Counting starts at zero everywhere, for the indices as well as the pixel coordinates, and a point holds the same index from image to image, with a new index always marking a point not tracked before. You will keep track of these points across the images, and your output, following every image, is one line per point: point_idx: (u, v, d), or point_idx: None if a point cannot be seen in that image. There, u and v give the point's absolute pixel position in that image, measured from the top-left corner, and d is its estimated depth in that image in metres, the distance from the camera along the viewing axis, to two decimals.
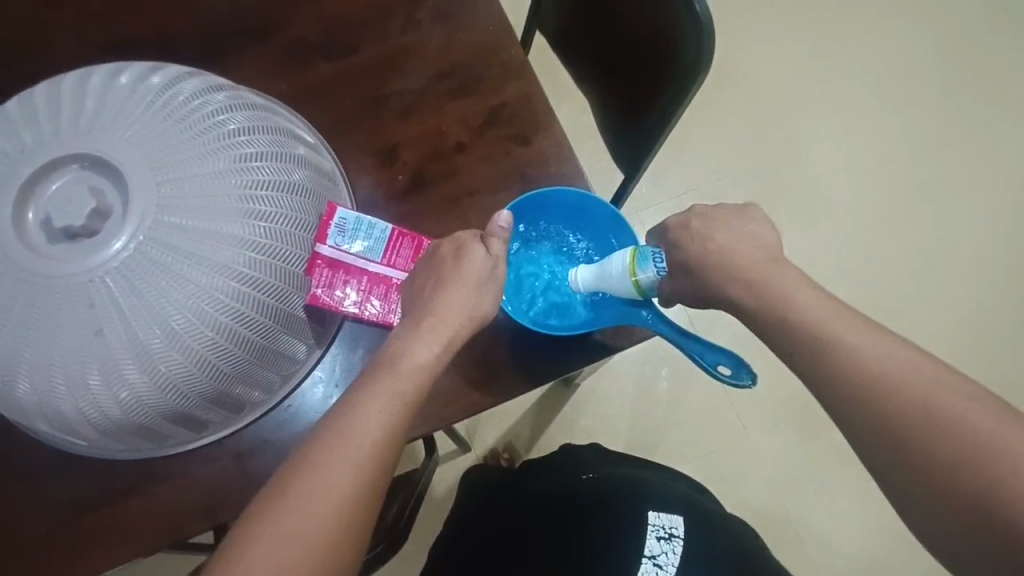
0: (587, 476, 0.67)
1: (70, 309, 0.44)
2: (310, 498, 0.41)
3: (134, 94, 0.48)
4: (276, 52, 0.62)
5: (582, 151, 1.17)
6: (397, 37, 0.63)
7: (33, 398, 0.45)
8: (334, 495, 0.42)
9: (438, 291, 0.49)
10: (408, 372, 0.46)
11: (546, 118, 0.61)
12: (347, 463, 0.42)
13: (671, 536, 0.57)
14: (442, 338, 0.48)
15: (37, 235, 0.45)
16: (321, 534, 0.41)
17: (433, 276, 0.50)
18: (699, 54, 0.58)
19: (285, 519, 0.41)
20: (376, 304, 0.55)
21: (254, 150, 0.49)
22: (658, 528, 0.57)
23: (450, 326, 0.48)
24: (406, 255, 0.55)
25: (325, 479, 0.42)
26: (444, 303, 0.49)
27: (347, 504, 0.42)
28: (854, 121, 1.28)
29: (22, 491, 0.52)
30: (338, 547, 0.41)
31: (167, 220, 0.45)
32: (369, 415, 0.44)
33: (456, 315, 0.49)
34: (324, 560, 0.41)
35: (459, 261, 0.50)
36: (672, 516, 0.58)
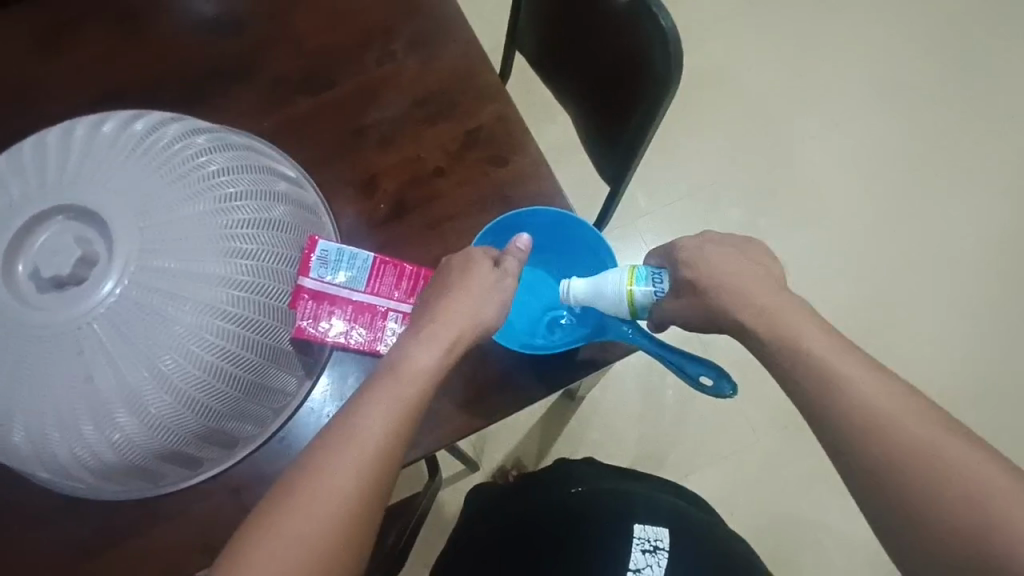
0: (576, 489, 0.67)
1: (60, 356, 0.45)
2: (310, 510, 0.42)
3: (117, 143, 0.49)
4: (256, 91, 0.64)
5: (573, 167, 1.18)
6: (375, 67, 0.64)
7: (29, 446, 0.46)
8: (330, 508, 0.42)
9: (444, 300, 0.50)
10: (412, 377, 0.46)
11: (523, 138, 0.62)
12: (345, 474, 0.43)
13: (656, 548, 0.59)
14: (442, 343, 0.48)
15: (27, 286, 0.46)
16: (322, 545, 0.41)
17: (441, 286, 0.51)
18: (670, 68, 0.59)
19: (285, 534, 0.41)
20: (364, 332, 0.56)
21: (235, 189, 0.51)
22: (643, 541, 0.59)
23: (451, 334, 0.48)
24: (389, 282, 0.56)
25: (326, 484, 0.42)
26: (444, 313, 0.49)
27: (346, 515, 0.42)
28: (844, 117, 1.28)
29: (28, 536, 0.53)
30: (340, 556, 0.42)
31: (151, 265, 0.46)
32: (369, 424, 0.44)
33: (458, 323, 0.49)
34: (323, 561, 0.41)
35: (466, 272, 0.51)
36: (658, 528, 0.60)
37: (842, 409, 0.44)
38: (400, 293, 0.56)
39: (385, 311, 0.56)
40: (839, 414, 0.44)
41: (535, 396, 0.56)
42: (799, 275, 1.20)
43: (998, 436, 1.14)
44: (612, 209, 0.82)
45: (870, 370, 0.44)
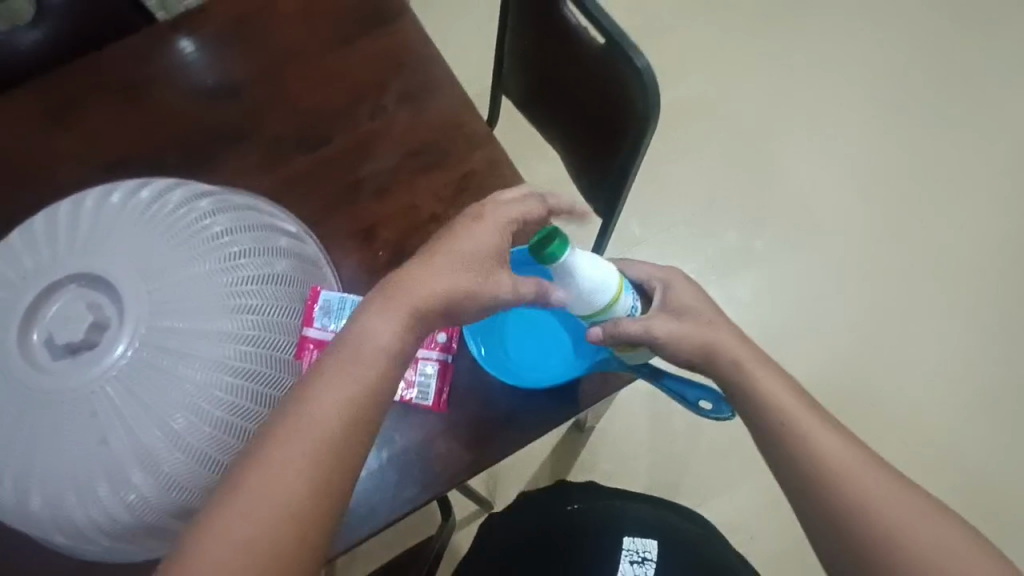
0: (570, 506, 0.69)
1: (75, 421, 0.46)
2: (258, 503, 0.41)
3: (125, 211, 0.52)
4: (255, 151, 0.67)
5: (565, 202, 1.21)
6: (368, 122, 0.67)
7: (45, 512, 0.47)
8: (276, 501, 0.41)
9: (423, 265, 0.47)
10: (366, 356, 0.45)
11: (513, 181, 0.65)
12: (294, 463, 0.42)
13: (645, 559, 0.66)
14: (402, 318, 0.46)
15: (41, 354, 0.48)
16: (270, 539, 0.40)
17: (432, 247, 0.49)
18: (649, 106, 0.61)
19: (231, 527, 0.40)
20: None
21: (238, 248, 0.52)
22: (632, 552, 0.66)
23: (414, 300, 0.46)
24: None
25: (276, 467, 0.42)
26: (425, 270, 0.47)
27: (294, 506, 0.41)
28: (829, 136, 1.31)
29: None
30: (292, 553, 0.40)
31: (160, 325, 0.48)
32: (323, 400, 0.43)
33: (433, 284, 0.47)
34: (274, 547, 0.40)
35: (456, 237, 0.49)
36: (647, 540, 0.66)
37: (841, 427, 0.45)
38: None
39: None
40: None
41: (539, 430, 0.56)
42: (796, 292, 1.21)
43: (1009, 442, 1.14)
44: (605, 241, 0.83)
45: None
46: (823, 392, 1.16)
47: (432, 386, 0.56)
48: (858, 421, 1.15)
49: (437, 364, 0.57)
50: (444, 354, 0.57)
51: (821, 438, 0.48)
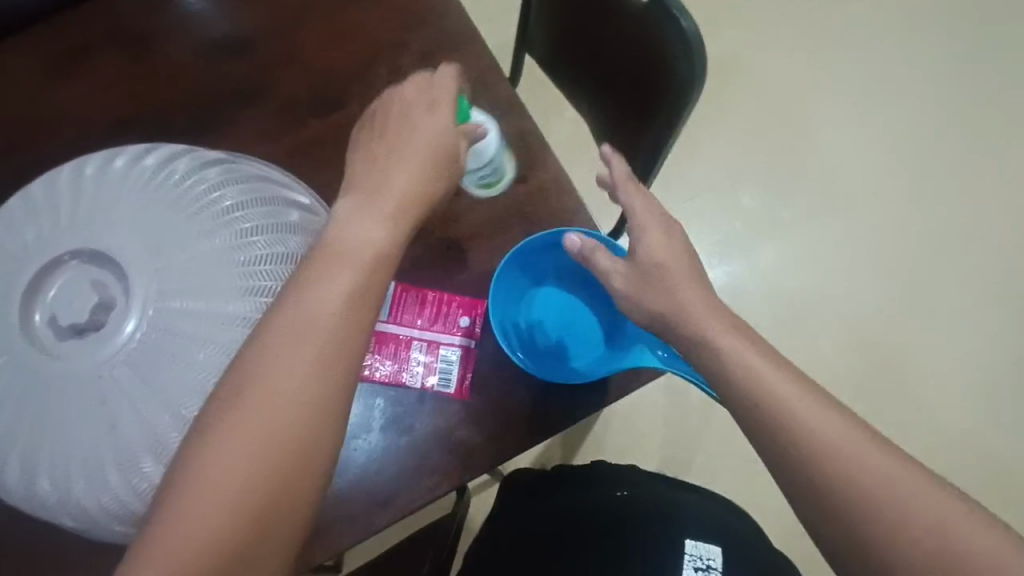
0: (621, 493, 0.70)
1: (81, 406, 0.44)
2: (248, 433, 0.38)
3: (128, 180, 0.48)
4: (267, 114, 0.62)
5: (585, 167, 1.16)
6: (386, 84, 0.63)
7: (55, 496, 0.45)
8: (266, 429, 0.38)
9: (388, 167, 0.47)
10: (342, 258, 0.42)
11: (542, 152, 0.60)
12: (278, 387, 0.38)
13: (709, 568, 0.58)
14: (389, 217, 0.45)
15: (46, 334, 0.46)
16: (270, 465, 0.37)
17: (381, 148, 0.48)
18: (693, 74, 0.56)
19: (222, 454, 0.37)
20: (390, 364, 0.56)
21: (250, 224, 0.49)
22: (695, 559, 0.59)
23: (397, 203, 0.45)
24: (411, 310, 0.57)
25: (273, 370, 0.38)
26: (390, 176, 0.46)
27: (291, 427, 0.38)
28: (866, 103, 1.24)
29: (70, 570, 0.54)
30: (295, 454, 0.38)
31: (170, 307, 0.45)
32: (309, 301, 0.40)
33: (403, 188, 0.46)
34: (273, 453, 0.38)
35: (406, 137, 0.48)
36: (710, 547, 0.60)
37: None
38: (422, 321, 0.57)
39: (411, 341, 0.56)
40: None
41: (564, 420, 0.54)
42: (822, 267, 1.17)
43: None
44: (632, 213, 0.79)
45: None
46: (848, 369, 1.13)
47: (456, 371, 0.55)
48: (880, 399, 1.12)
49: (460, 349, 0.56)
50: (468, 338, 0.56)
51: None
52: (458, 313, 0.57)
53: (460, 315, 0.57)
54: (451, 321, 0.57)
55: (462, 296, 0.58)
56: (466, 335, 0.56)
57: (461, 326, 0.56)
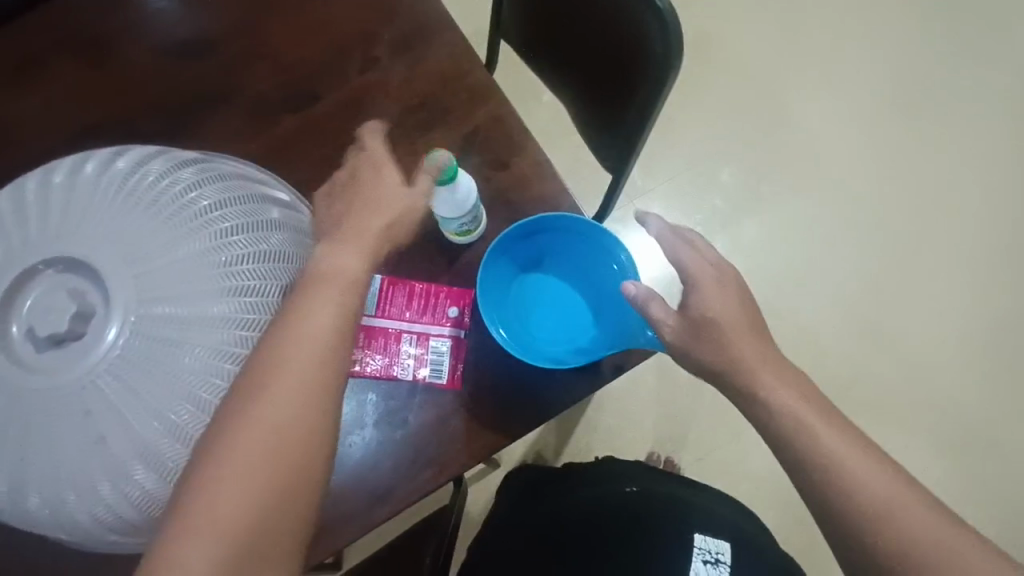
0: (631, 487, 0.71)
1: (67, 419, 0.43)
2: (253, 453, 0.40)
3: (99, 186, 0.47)
4: (239, 112, 0.61)
5: (565, 152, 1.16)
6: (360, 76, 0.61)
7: (46, 512, 0.45)
8: (269, 450, 0.40)
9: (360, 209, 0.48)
10: (331, 285, 0.44)
11: (521, 138, 0.60)
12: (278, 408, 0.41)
13: (718, 561, 0.63)
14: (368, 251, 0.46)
15: (25, 347, 0.44)
16: (273, 484, 0.40)
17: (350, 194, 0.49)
18: (669, 53, 0.56)
19: (230, 474, 0.39)
20: (382, 359, 0.55)
21: (229, 224, 0.48)
22: (705, 553, 0.64)
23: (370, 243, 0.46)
24: (400, 303, 0.56)
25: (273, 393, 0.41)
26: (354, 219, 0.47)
27: (294, 442, 0.41)
28: (839, 75, 1.25)
29: None
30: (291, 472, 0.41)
31: (151, 313, 0.44)
32: (306, 326, 0.42)
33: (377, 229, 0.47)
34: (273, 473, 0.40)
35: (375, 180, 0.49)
36: (719, 542, 0.65)
37: None
38: (411, 313, 0.56)
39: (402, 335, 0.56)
40: None
41: (559, 406, 0.54)
42: (804, 241, 1.18)
43: (1015, 383, 1.14)
44: (616, 195, 0.79)
45: None
46: (834, 340, 1.14)
47: (447, 361, 0.55)
48: (867, 368, 1.14)
49: (450, 340, 0.56)
50: (458, 327, 0.56)
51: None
52: (447, 303, 0.56)
53: (449, 305, 0.56)
54: (441, 311, 0.56)
55: (451, 286, 0.57)
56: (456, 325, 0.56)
57: (451, 316, 0.56)
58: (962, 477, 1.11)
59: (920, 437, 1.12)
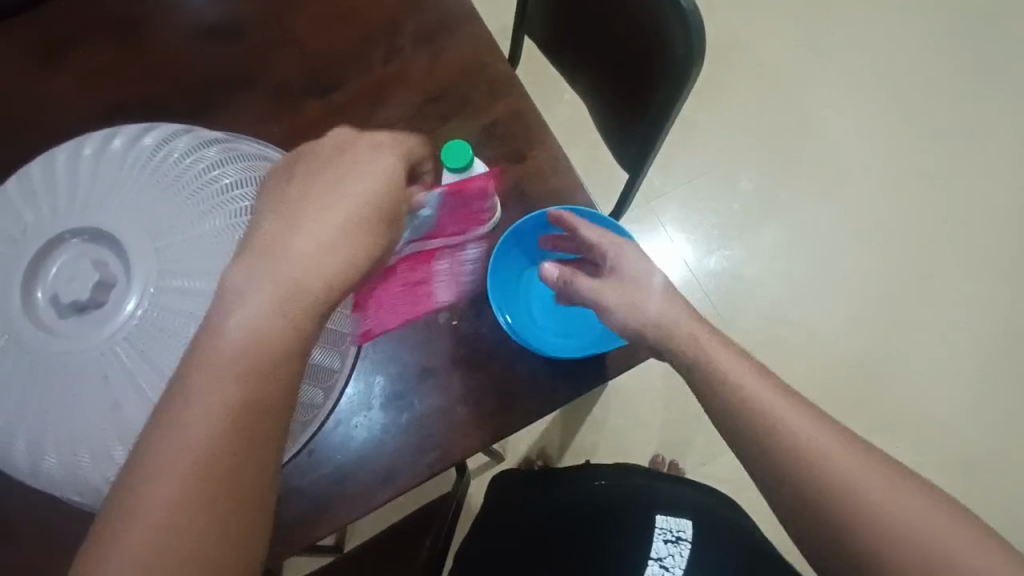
0: (599, 482, 0.72)
1: (85, 385, 0.44)
2: (172, 509, 0.35)
3: (127, 161, 0.48)
4: (264, 97, 0.62)
5: (583, 151, 1.16)
6: (382, 64, 0.62)
7: (62, 472, 0.46)
8: (211, 495, 0.36)
9: (317, 216, 0.41)
10: (283, 316, 0.39)
11: (539, 133, 0.60)
12: (198, 446, 0.36)
13: (679, 539, 0.66)
14: (321, 270, 0.40)
15: (47, 313, 0.46)
16: (206, 535, 0.35)
17: (312, 191, 0.42)
18: (690, 51, 0.56)
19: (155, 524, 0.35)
20: (415, 283, 0.55)
21: (249, 203, 0.49)
22: (666, 532, 0.67)
23: (334, 256, 0.41)
24: (453, 221, 0.55)
25: (199, 429, 0.36)
26: (302, 232, 0.41)
27: (223, 504, 0.36)
28: (863, 84, 1.24)
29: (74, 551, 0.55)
30: (229, 520, 0.36)
31: (170, 286, 0.45)
32: (241, 366, 0.38)
33: (342, 239, 0.41)
34: (207, 524, 0.36)
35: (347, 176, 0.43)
36: (680, 520, 0.67)
37: None
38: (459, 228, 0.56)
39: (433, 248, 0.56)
40: None
41: (563, 398, 0.55)
42: (820, 249, 1.17)
43: None
44: (632, 193, 0.80)
45: None
46: (846, 351, 1.13)
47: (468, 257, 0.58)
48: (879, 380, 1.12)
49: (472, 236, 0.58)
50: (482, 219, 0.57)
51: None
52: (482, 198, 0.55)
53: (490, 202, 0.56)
54: (478, 205, 0.56)
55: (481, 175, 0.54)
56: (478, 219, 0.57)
57: (483, 210, 0.57)
58: (972, 495, 1.09)
59: (931, 452, 1.10)
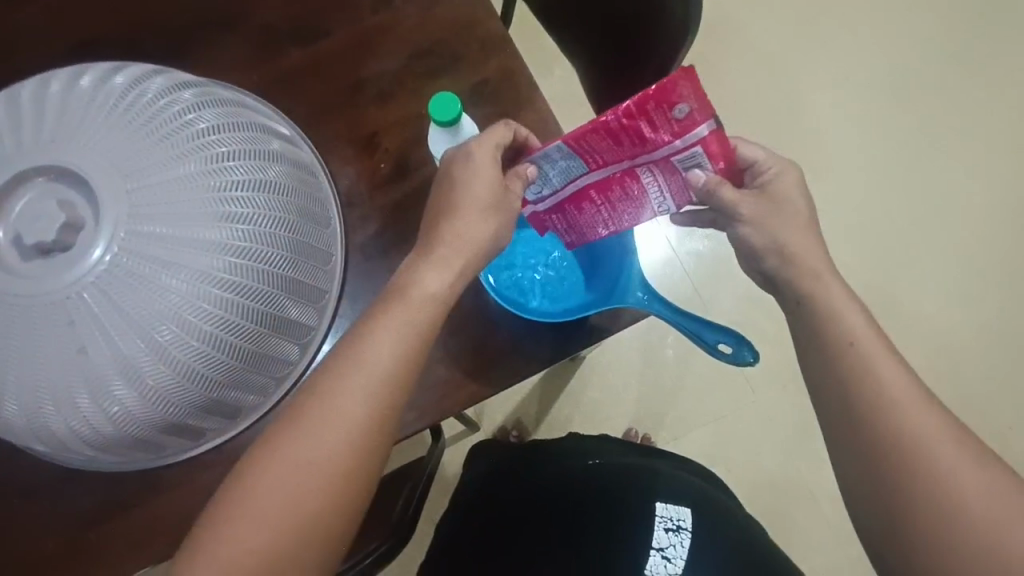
0: (593, 461, 0.72)
1: (50, 329, 0.43)
2: (302, 471, 0.43)
3: (97, 98, 0.46)
4: (246, 42, 0.60)
5: (572, 121, 1.14)
6: (371, 14, 0.60)
7: (24, 420, 0.45)
8: (335, 464, 0.43)
9: (448, 218, 0.49)
10: (413, 302, 0.47)
11: (530, 94, 0.59)
12: (343, 422, 0.44)
13: (679, 528, 0.64)
14: (452, 267, 0.48)
15: (9, 253, 0.44)
16: (330, 494, 0.43)
17: (446, 197, 0.50)
18: (687, 17, 0.56)
19: (286, 478, 0.43)
20: (632, 200, 0.50)
21: (226, 149, 0.47)
22: (666, 519, 0.64)
23: (462, 250, 0.48)
24: (605, 148, 0.45)
25: (337, 405, 0.44)
26: (454, 229, 0.49)
27: (345, 476, 0.43)
28: (858, 65, 1.21)
29: (39, 500, 0.54)
30: (344, 484, 0.43)
31: (140, 230, 0.43)
32: (370, 354, 0.45)
33: (467, 238, 0.49)
34: (337, 488, 0.43)
35: (473, 174, 0.49)
36: (681, 509, 0.65)
37: (854, 389, 0.46)
38: (628, 150, 0.45)
39: (640, 166, 0.47)
40: (854, 393, 0.46)
41: (544, 363, 0.55)
42: None
43: None
44: None
45: (879, 353, 0.46)
46: None
47: (711, 164, 0.46)
48: None
49: (711, 130, 0.43)
50: (699, 121, 0.42)
51: (874, 385, 0.45)
52: (661, 111, 0.41)
53: (676, 103, 0.41)
54: (657, 123, 0.42)
55: (629, 102, 0.41)
56: (705, 113, 0.42)
57: (676, 118, 0.42)
58: None
59: None
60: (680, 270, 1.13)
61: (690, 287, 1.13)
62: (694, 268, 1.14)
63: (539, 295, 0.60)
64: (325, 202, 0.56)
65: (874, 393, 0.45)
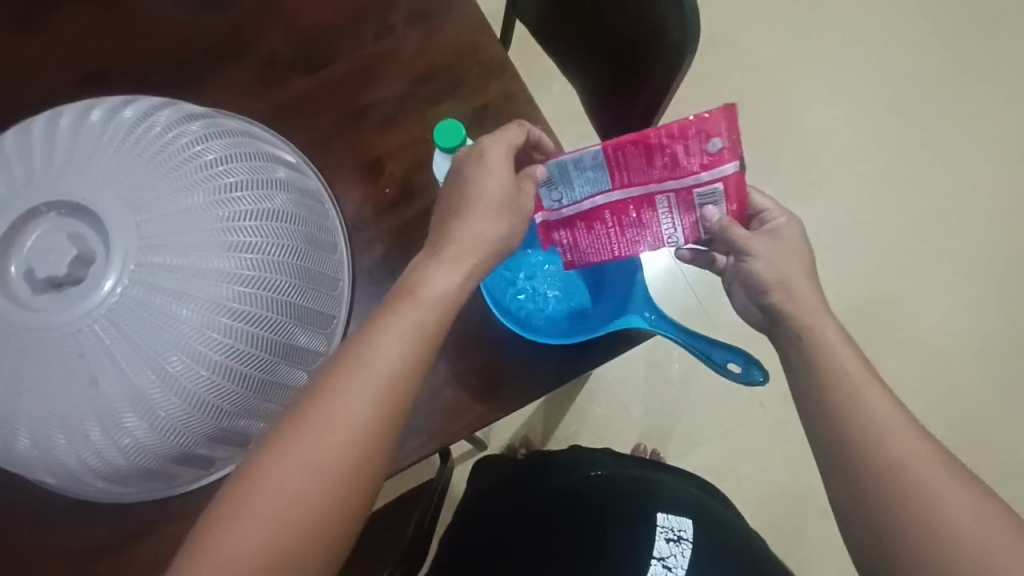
0: (594, 472, 0.72)
1: (62, 362, 0.43)
2: (310, 479, 0.42)
3: (106, 132, 0.47)
4: (251, 71, 0.61)
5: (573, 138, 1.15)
6: (374, 42, 0.61)
7: (35, 452, 0.45)
8: (342, 470, 0.43)
9: (458, 219, 0.49)
10: (423, 304, 0.47)
11: (533, 116, 0.60)
12: (352, 429, 0.44)
13: (680, 538, 0.64)
14: (462, 268, 0.48)
15: (22, 287, 0.44)
16: (336, 498, 0.43)
17: (458, 197, 0.50)
18: (685, 39, 0.56)
19: (292, 484, 0.42)
20: (641, 227, 0.51)
21: (233, 179, 0.48)
22: (667, 530, 0.65)
23: (471, 249, 0.49)
24: (636, 163, 0.46)
25: (346, 409, 0.44)
26: (463, 228, 0.49)
27: (352, 479, 0.43)
28: (857, 78, 1.21)
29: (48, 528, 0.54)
30: (350, 489, 0.43)
31: (150, 262, 0.44)
32: (381, 355, 0.45)
33: (475, 242, 0.49)
34: (343, 493, 0.43)
35: (484, 172, 0.50)
36: (682, 518, 0.66)
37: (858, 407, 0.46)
38: (655, 171, 0.47)
39: (660, 194, 0.48)
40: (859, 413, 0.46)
41: (550, 384, 0.55)
42: None
43: None
44: None
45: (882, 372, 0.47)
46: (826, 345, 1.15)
47: (726, 204, 0.49)
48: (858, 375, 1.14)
49: (736, 170, 0.47)
50: (727, 159, 0.46)
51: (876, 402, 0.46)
52: (699, 140, 0.45)
53: (714, 135, 0.45)
54: (691, 150, 0.45)
55: (674, 122, 0.44)
56: (734, 152, 0.46)
57: (709, 150, 0.45)
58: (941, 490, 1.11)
59: None
60: (683, 283, 1.14)
61: (694, 300, 1.13)
62: (697, 281, 1.14)
63: (544, 313, 0.60)
64: (332, 228, 0.57)
65: (878, 412, 0.45)
